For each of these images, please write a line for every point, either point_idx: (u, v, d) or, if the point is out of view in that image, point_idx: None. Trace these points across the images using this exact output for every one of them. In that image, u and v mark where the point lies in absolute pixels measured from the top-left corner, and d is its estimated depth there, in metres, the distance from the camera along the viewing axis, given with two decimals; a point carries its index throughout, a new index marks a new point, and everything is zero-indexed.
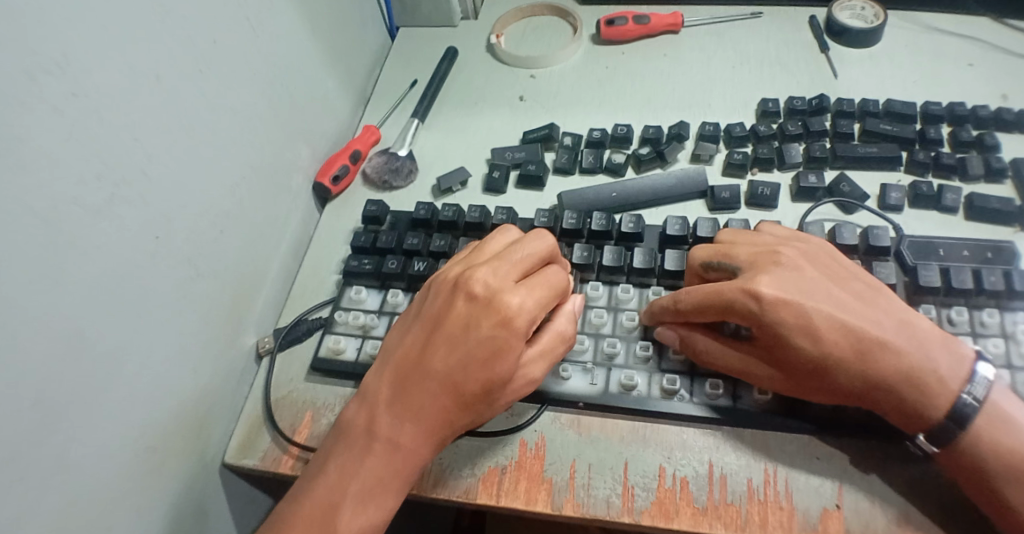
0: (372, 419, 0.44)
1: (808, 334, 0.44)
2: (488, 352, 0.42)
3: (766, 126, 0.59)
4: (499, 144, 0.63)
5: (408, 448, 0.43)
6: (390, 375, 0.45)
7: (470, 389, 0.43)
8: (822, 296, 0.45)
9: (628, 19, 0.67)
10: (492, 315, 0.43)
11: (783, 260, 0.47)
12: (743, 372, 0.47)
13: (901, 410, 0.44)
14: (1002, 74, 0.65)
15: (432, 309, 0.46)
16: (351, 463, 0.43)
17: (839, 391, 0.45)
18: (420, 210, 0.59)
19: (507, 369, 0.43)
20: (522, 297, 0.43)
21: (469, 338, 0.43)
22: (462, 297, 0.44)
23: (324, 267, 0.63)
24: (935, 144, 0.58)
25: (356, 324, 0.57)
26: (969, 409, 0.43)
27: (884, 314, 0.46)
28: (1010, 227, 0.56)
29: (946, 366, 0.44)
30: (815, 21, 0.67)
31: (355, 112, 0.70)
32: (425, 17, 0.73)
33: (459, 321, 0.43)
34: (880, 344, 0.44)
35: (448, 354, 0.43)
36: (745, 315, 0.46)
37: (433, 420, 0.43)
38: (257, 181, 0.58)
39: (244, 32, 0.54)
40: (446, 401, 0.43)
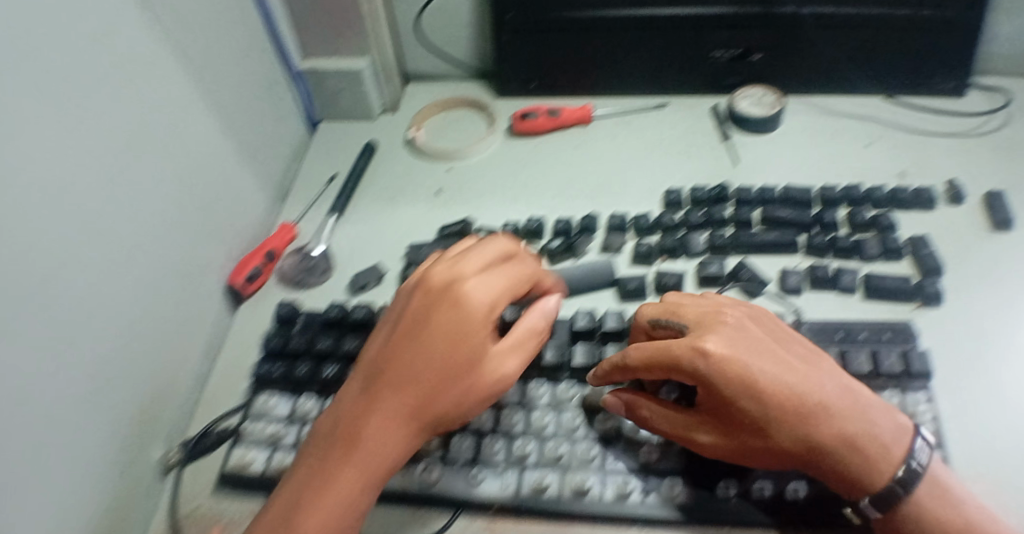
0: (336, 429, 0.46)
1: (754, 395, 0.46)
2: (455, 314, 0.46)
3: (671, 216, 0.61)
4: (415, 239, 0.64)
5: (362, 460, 0.45)
6: (359, 382, 0.47)
7: (446, 357, 0.46)
8: (768, 360, 0.48)
9: (541, 112, 0.69)
10: (451, 303, 0.47)
11: (727, 321, 0.50)
12: (690, 437, 0.49)
13: (838, 475, 0.46)
14: (899, 153, 0.69)
15: (402, 312, 0.48)
16: (298, 492, 0.44)
17: (781, 454, 0.47)
18: (333, 310, 0.60)
19: (470, 333, 0.46)
20: (485, 296, 0.47)
21: (427, 331, 0.46)
22: (440, 303, 0.47)
23: (237, 368, 0.62)
24: (831, 227, 0.60)
25: (265, 434, 0.55)
26: (907, 480, 0.45)
27: (828, 379, 0.48)
28: (910, 304, 0.58)
29: (888, 432, 0.47)
30: (716, 111, 0.70)
31: (273, 208, 0.70)
32: (345, 111, 0.75)
33: (420, 313, 0.47)
34: (822, 407, 0.46)
35: (412, 336, 0.47)
36: (692, 374, 0.47)
37: (433, 361, 0.46)
38: (167, 288, 0.57)
39: (156, 140, 0.54)
40: (403, 365, 0.46)
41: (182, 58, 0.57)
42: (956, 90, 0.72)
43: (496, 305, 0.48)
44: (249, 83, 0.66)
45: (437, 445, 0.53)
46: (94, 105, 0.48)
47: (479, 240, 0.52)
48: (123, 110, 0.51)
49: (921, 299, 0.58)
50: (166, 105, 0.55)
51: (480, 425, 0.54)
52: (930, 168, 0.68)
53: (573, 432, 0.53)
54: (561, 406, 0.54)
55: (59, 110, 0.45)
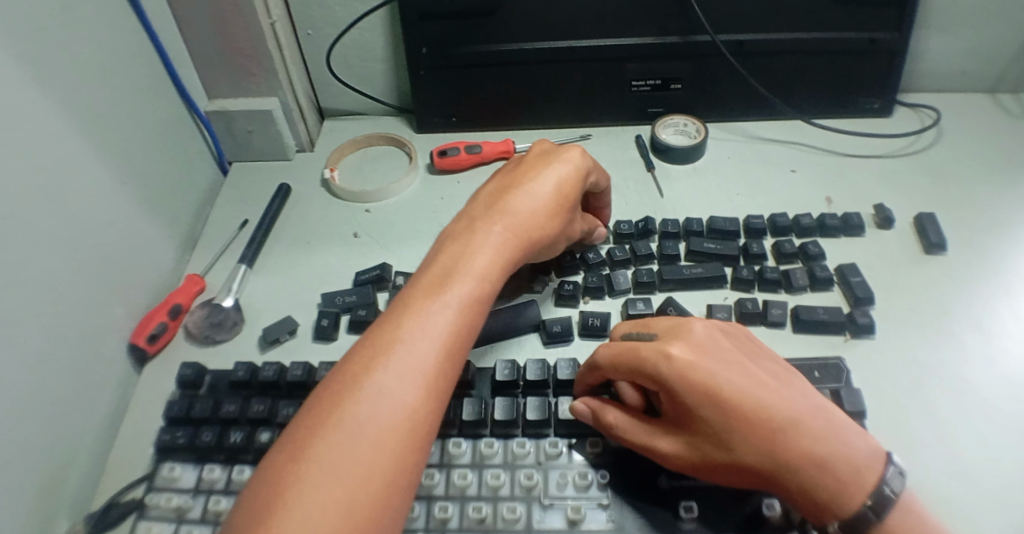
0: (410, 294, 0.46)
1: (715, 402, 0.44)
2: (527, 201, 0.51)
3: (595, 252, 0.59)
4: (330, 288, 0.60)
5: (437, 350, 0.43)
6: (433, 263, 0.48)
7: (520, 223, 0.50)
8: (735, 371, 0.46)
9: (461, 148, 0.66)
10: (534, 174, 0.53)
11: (698, 331, 0.49)
12: (652, 447, 0.48)
13: (808, 496, 0.44)
14: (824, 178, 0.68)
15: (473, 210, 0.52)
16: (384, 335, 0.43)
17: (746, 469, 0.45)
18: (238, 370, 0.55)
19: (543, 215, 0.51)
20: (551, 187, 0.52)
21: (514, 207, 0.51)
22: (504, 187, 0.53)
23: (140, 437, 0.57)
24: (758, 258, 0.59)
25: (170, 507, 0.51)
26: (879, 506, 0.42)
27: (800, 396, 0.46)
28: (841, 335, 0.57)
29: (861, 454, 0.44)
30: (641, 140, 0.68)
31: (182, 258, 0.66)
32: (258, 151, 0.71)
33: (505, 199, 0.52)
34: (791, 423, 0.44)
35: (494, 223, 0.50)
36: (654, 378, 0.46)
37: (515, 226, 0.50)
38: (57, 358, 0.52)
39: (40, 201, 0.50)
40: (490, 240, 0.49)
41: (70, 108, 0.52)
42: (882, 110, 0.72)
43: (557, 207, 0.52)
44: (148, 126, 0.61)
45: None
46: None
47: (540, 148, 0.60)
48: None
49: (852, 329, 0.57)
50: (53, 162, 0.51)
51: None
52: (858, 192, 0.67)
53: (497, 491, 0.50)
54: (484, 463, 0.51)
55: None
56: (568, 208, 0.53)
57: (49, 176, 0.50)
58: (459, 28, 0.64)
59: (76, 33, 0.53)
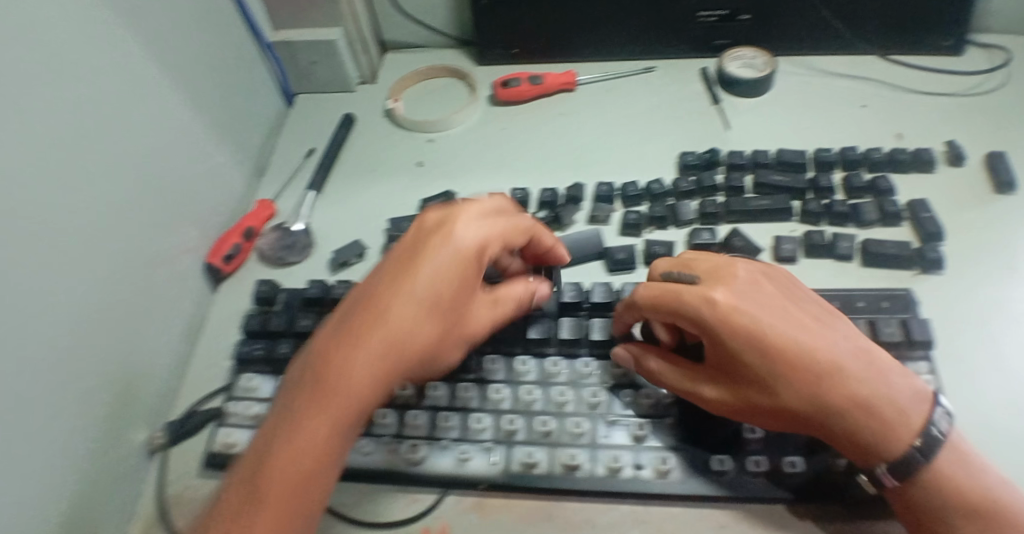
0: (325, 360, 0.43)
1: (758, 348, 0.45)
2: (441, 246, 0.45)
3: (660, 183, 0.59)
4: (395, 214, 0.62)
5: (349, 391, 0.42)
6: (347, 319, 0.45)
7: (448, 265, 0.45)
8: (779, 316, 0.45)
9: (522, 79, 0.66)
10: (443, 233, 0.46)
11: (739, 274, 0.48)
12: (692, 392, 0.48)
13: (853, 437, 0.44)
14: (893, 114, 0.67)
15: (404, 246, 0.47)
16: (291, 424, 0.42)
17: (789, 413, 0.45)
18: (313, 289, 0.57)
19: (451, 277, 0.45)
20: (482, 232, 0.46)
21: (418, 272, 0.44)
22: (430, 230, 0.46)
23: (218, 351, 0.60)
24: (827, 191, 0.59)
25: (249, 415, 0.54)
26: (931, 444, 0.43)
27: (844, 341, 0.46)
28: (909, 271, 0.57)
29: (905, 396, 0.44)
30: (706, 73, 0.67)
31: (251, 185, 0.68)
32: (321, 83, 0.73)
33: (409, 259, 0.45)
34: (836, 366, 0.44)
35: (410, 275, 0.44)
36: (697, 321, 0.46)
37: (431, 275, 0.44)
38: (138, 273, 0.55)
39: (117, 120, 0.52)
40: (393, 289, 0.44)
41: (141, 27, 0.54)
42: (955, 48, 0.69)
43: (502, 235, 0.47)
44: (215, 52, 0.63)
45: (424, 421, 0.53)
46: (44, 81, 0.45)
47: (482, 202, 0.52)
48: (78, 91, 0.48)
49: (922, 264, 0.56)
50: (128, 83, 0.53)
51: (467, 401, 0.53)
52: (931, 129, 0.65)
53: (562, 408, 0.52)
54: (550, 381, 0.53)
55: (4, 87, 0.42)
56: (510, 244, 0.48)
57: (125, 96, 0.52)
58: None
59: None
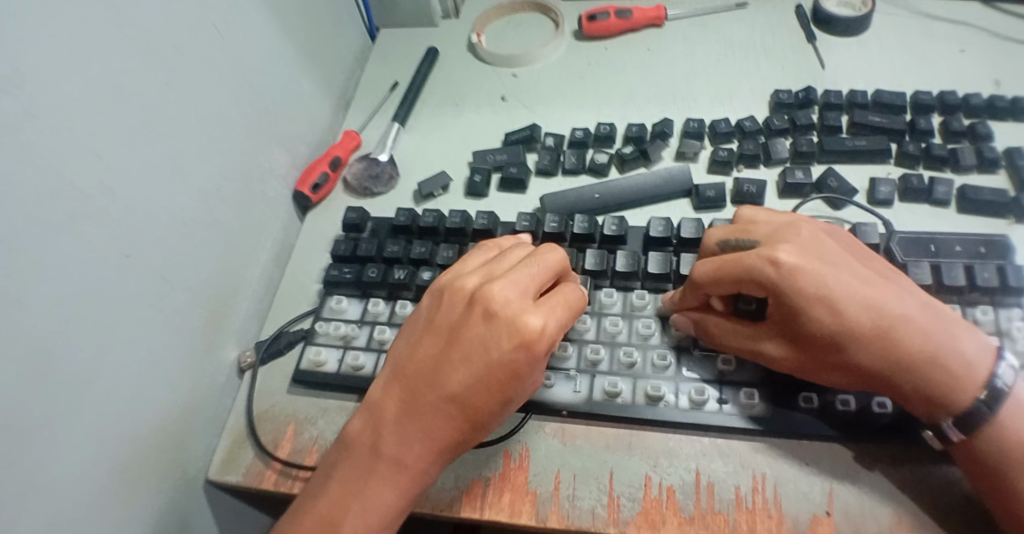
0: (382, 438, 0.44)
1: (827, 308, 0.44)
2: (494, 335, 0.42)
3: (751, 121, 0.58)
4: (479, 146, 0.62)
5: (400, 474, 0.44)
6: (397, 402, 0.44)
7: (501, 365, 0.42)
8: (846, 274, 0.45)
9: (610, 13, 0.65)
10: (516, 320, 0.42)
11: (803, 233, 0.47)
12: (758, 353, 0.48)
13: (925, 393, 0.44)
14: (995, 59, 0.64)
15: (445, 321, 0.45)
16: (357, 480, 0.44)
17: (858, 371, 0.45)
18: (400, 216, 0.58)
19: (516, 363, 0.42)
20: (544, 317, 0.43)
21: (485, 357, 0.42)
22: (478, 315, 0.43)
23: (304, 277, 0.62)
24: (925, 135, 0.57)
25: (337, 335, 0.56)
26: (999, 391, 0.43)
27: (911, 297, 0.45)
28: (1005, 219, 0.55)
29: (971, 350, 0.44)
30: (801, 10, 0.65)
31: (336, 116, 0.69)
32: (406, 16, 0.72)
33: (476, 339, 0.43)
34: (905, 320, 0.44)
35: (473, 399, 0.43)
36: (765, 283, 0.46)
37: (488, 374, 0.42)
38: (232, 194, 0.57)
39: (211, 39, 0.53)
40: (441, 383, 0.43)
41: None
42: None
43: (563, 326, 0.44)
44: None
45: None
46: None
47: (538, 246, 0.47)
48: (172, 7, 0.49)
49: (1017, 213, 0.54)
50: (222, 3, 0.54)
51: None
52: None
53: (647, 340, 0.52)
54: (634, 314, 0.53)
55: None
56: (570, 320, 0.45)
57: (219, 17, 0.54)
58: None
59: None
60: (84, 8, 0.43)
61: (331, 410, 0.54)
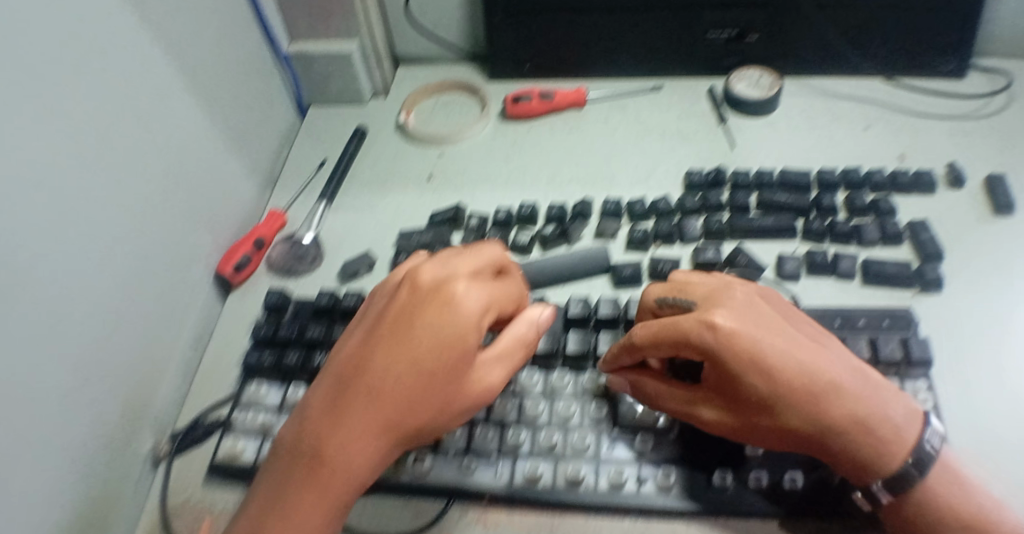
0: (307, 438, 0.42)
1: (759, 372, 0.45)
2: (419, 306, 0.43)
3: (665, 201, 0.60)
4: (406, 226, 0.62)
5: (325, 475, 0.41)
6: (324, 392, 0.43)
7: (425, 334, 0.42)
8: (779, 336, 0.46)
9: (533, 96, 0.68)
10: (440, 298, 0.43)
11: (736, 295, 0.49)
12: (694, 417, 0.48)
13: (856, 458, 0.45)
14: (897, 136, 0.68)
15: (376, 311, 0.46)
16: (281, 489, 0.41)
17: (788, 434, 0.46)
18: (322, 298, 0.58)
19: (448, 332, 0.42)
20: (469, 288, 0.44)
21: (410, 330, 0.42)
22: (404, 291, 0.44)
23: (225, 360, 0.61)
24: (830, 211, 0.60)
25: (255, 425, 0.54)
26: (927, 456, 0.44)
27: (839, 359, 0.47)
28: (909, 290, 0.57)
29: (901, 416, 0.45)
30: (713, 93, 0.69)
31: (263, 195, 0.69)
32: (335, 95, 0.74)
33: (404, 310, 0.43)
34: (836, 387, 0.45)
35: (396, 366, 0.42)
36: (701, 349, 0.46)
37: (415, 342, 0.42)
38: (152, 279, 0.56)
39: (137, 128, 0.53)
40: (370, 366, 0.42)
41: (162, 37, 0.55)
42: (956, 71, 0.71)
43: (483, 287, 0.45)
44: (230, 61, 0.64)
45: None
46: (65, 86, 0.46)
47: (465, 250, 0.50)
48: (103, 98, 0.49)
49: (921, 284, 0.57)
50: (149, 91, 0.54)
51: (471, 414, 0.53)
52: (933, 151, 0.66)
53: (567, 421, 0.52)
54: (554, 395, 0.53)
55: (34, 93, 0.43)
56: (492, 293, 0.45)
57: (146, 106, 0.54)
58: None
59: None
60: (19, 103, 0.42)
61: None
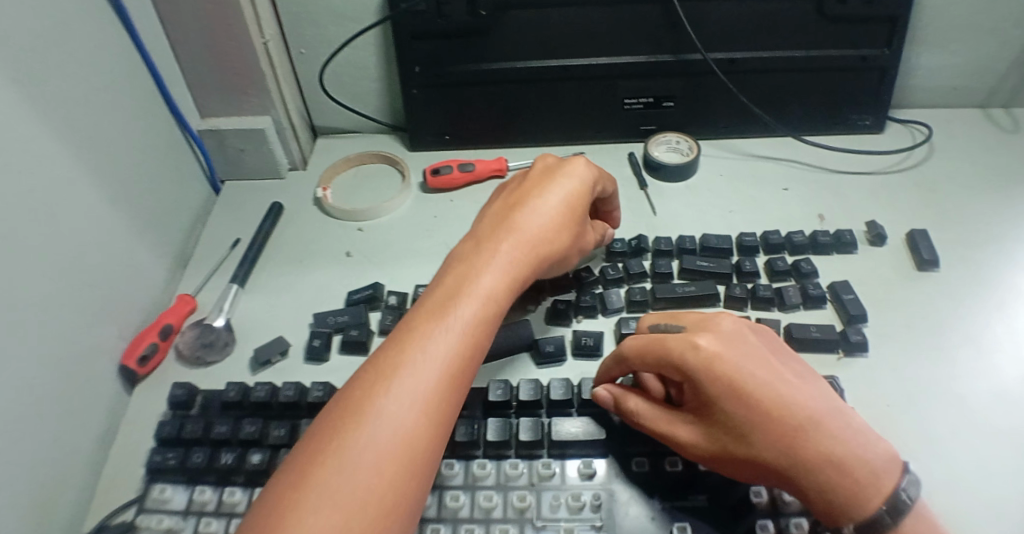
0: (388, 356, 0.43)
1: (739, 398, 0.44)
2: (521, 230, 0.51)
3: (587, 271, 0.59)
4: (322, 309, 0.60)
5: (421, 369, 0.42)
6: (409, 317, 0.46)
7: (523, 244, 0.50)
8: (762, 364, 0.46)
9: (453, 167, 0.66)
10: (516, 212, 0.52)
11: (725, 324, 0.48)
12: (674, 437, 0.47)
13: (830, 497, 0.43)
14: (815, 194, 0.68)
15: (464, 248, 0.51)
16: (363, 399, 0.41)
17: (760, 464, 0.44)
18: (230, 390, 0.55)
19: (553, 230, 0.52)
20: (553, 201, 0.53)
21: (509, 239, 0.50)
22: (492, 224, 0.52)
23: (131, 460, 0.56)
24: (751, 275, 0.59)
25: (159, 530, 0.50)
26: (903, 505, 0.42)
27: (821, 395, 0.46)
28: (835, 353, 0.57)
29: (880, 459, 0.43)
30: (634, 158, 0.69)
31: (175, 276, 0.66)
32: (251, 171, 0.72)
33: (497, 229, 0.51)
34: (814, 422, 0.43)
35: (491, 263, 0.49)
36: (681, 367, 0.46)
37: (524, 228, 0.51)
38: (49, 380, 0.51)
39: (34, 222, 0.50)
40: (480, 258, 0.49)
41: (62, 126, 0.52)
42: (875, 125, 0.73)
43: (556, 218, 0.52)
44: (138, 142, 0.61)
45: None
46: None
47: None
48: None
49: (846, 347, 0.57)
50: (47, 183, 0.51)
51: None
52: (853, 209, 0.67)
53: (489, 513, 0.48)
54: (475, 486, 0.50)
55: None
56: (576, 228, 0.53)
57: (44, 199, 0.51)
58: (456, 45, 0.64)
59: (63, 39, 0.52)
60: None
61: None
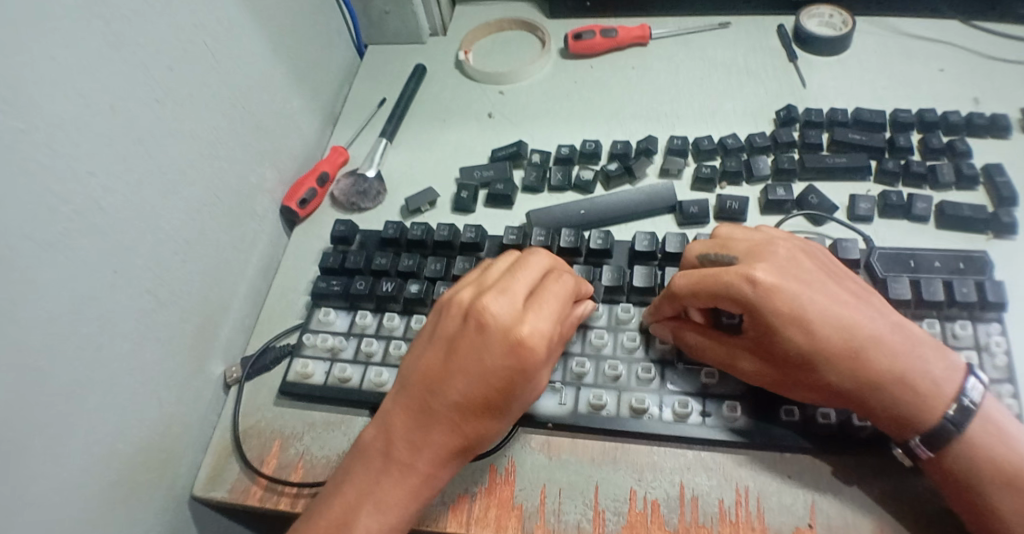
0: (391, 445, 0.44)
1: (799, 328, 0.43)
2: (490, 343, 0.42)
3: (734, 138, 0.59)
4: (467, 163, 0.63)
5: (416, 472, 0.43)
6: (405, 408, 0.44)
7: (500, 373, 0.41)
8: (820, 291, 0.44)
9: (595, 32, 0.69)
10: (496, 333, 0.42)
11: (779, 251, 0.47)
12: (733, 366, 0.47)
13: (891, 412, 0.43)
14: (973, 78, 0.64)
15: (445, 331, 0.44)
16: (365, 485, 0.43)
17: (826, 390, 0.45)
18: (388, 229, 0.58)
19: (513, 369, 0.41)
20: (532, 324, 0.42)
21: (483, 372, 0.42)
22: (473, 325, 0.42)
23: (292, 289, 0.61)
24: (905, 152, 0.58)
25: (324, 347, 0.54)
26: (967, 411, 0.42)
27: (879, 316, 0.45)
28: (983, 235, 0.55)
29: (939, 370, 0.43)
30: (783, 30, 0.69)
31: (324, 131, 0.70)
32: (394, 34, 0.75)
33: (472, 346, 0.42)
34: (873, 342, 0.43)
35: (461, 392, 0.42)
36: (739, 301, 0.45)
37: (498, 364, 0.41)
38: (220, 208, 0.56)
39: (204, 57, 0.53)
40: (449, 385, 0.42)
41: None
42: None
43: (508, 364, 0.41)
44: None
45: None
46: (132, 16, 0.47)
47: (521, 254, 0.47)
48: (166, 26, 0.50)
49: (995, 228, 0.54)
50: (214, 22, 0.54)
51: None
52: (1016, 94, 0.62)
53: (632, 353, 0.51)
54: (620, 327, 0.52)
55: (92, 17, 0.44)
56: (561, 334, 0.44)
57: (211, 36, 0.54)
58: None
59: None
60: (80, 27, 0.43)
61: (318, 425, 0.53)
